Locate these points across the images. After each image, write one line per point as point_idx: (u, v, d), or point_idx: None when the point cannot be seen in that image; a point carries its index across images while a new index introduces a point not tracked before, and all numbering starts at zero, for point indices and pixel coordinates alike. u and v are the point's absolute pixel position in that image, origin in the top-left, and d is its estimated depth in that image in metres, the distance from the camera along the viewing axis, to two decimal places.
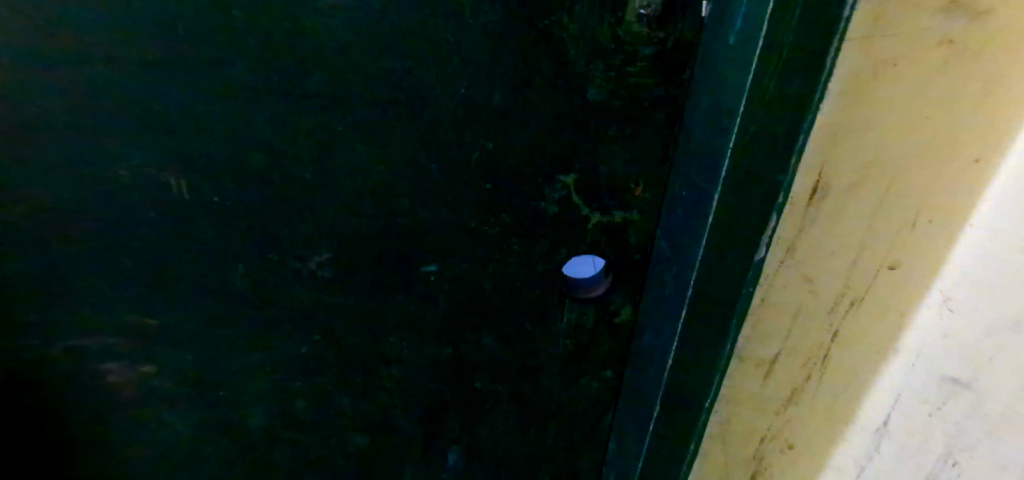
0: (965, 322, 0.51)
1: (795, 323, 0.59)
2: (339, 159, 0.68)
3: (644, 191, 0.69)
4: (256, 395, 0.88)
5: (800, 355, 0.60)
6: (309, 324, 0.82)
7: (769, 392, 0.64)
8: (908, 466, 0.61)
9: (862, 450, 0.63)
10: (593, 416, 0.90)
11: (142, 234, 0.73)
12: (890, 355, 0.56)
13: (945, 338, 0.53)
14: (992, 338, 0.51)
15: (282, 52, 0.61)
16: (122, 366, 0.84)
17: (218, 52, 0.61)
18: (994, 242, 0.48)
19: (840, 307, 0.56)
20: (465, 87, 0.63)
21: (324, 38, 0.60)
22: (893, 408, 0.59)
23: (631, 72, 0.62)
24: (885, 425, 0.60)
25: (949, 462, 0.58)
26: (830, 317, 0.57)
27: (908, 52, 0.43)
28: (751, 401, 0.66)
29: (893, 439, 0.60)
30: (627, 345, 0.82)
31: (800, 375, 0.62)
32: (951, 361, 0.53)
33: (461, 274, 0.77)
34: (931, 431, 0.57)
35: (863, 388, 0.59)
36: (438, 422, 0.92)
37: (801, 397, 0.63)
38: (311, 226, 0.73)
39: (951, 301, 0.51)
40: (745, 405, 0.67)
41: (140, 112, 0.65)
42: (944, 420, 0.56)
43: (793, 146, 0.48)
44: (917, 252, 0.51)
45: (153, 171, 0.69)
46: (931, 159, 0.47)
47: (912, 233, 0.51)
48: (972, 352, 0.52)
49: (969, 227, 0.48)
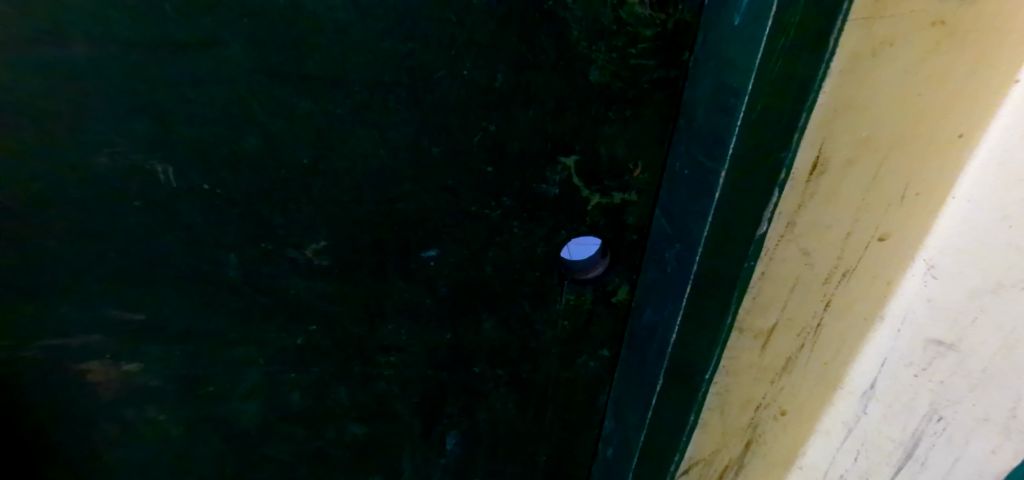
0: (947, 286, 0.57)
1: (793, 293, 0.60)
2: (338, 144, 0.67)
3: (642, 172, 0.71)
4: (250, 388, 0.86)
5: (795, 327, 0.63)
6: (305, 314, 0.80)
7: (767, 361, 0.66)
8: (896, 425, 0.65)
9: (852, 412, 0.68)
10: (590, 395, 0.92)
11: (125, 224, 0.70)
12: (877, 321, 0.62)
13: (929, 302, 0.58)
14: (975, 300, 0.55)
15: (278, 31, 0.59)
16: (104, 365, 0.80)
17: (211, 32, 0.59)
18: (975, 209, 0.53)
19: (833, 278, 0.59)
20: (468, 68, 0.63)
21: (322, 17, 0.59)
22: (881, 371, 0.64)
23: (632, 53, 0.63)
24: (871, 389, 0.65)
25: (935, 418, 0.61)
26: (825, 288, 0.60)
27: (907, 30, 0.46)
28: (749, 372, 0.68)
29: (879, 401, 0.65)
30: (623, 324, 0.84)
31: (795, 344, 0.64)
32: (933, 323, 0.58)
33: (461, 258, 0.77)
34: (916, 393, 0.62)
35: (852, 355, 0.65)
36: (437, 408, 0.92)
37: (795, 365, 0.66)
38: (308, 212, 0.72)
39: (934, 268, 0.57)
40: (744, 375, 0.68)
41: (124, 95, 0.62)
42: (929, 380, 0.60)
43: (796, 125, 0.50)
44: (904, 225, 0.56)
45: (139, 159, 0.66)
46: (921, 133, 0.51)
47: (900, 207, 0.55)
48: (954, 314, 0.57)
49: (951, 201, 0.55)
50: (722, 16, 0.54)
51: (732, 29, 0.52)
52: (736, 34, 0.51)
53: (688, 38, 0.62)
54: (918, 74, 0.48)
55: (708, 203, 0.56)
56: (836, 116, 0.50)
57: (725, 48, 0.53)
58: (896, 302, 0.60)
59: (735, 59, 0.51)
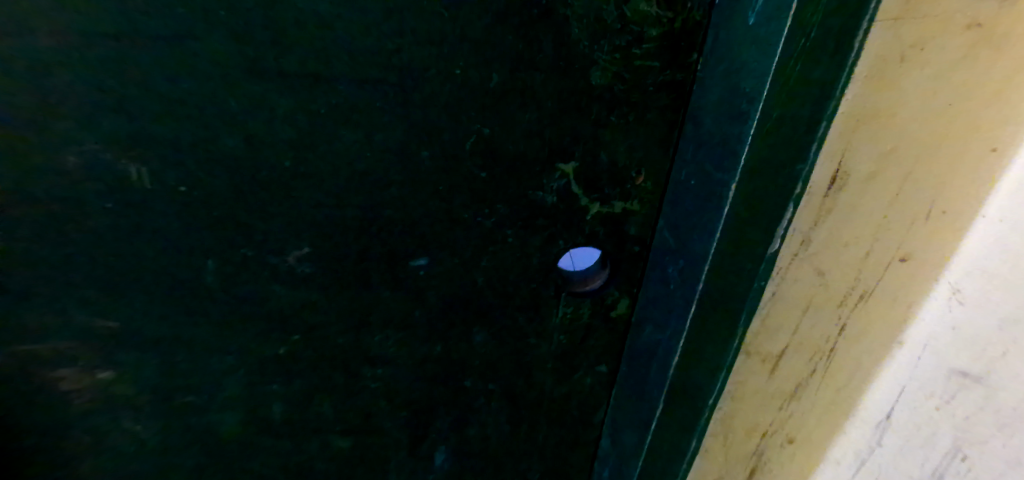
0: (978, 314, 0.45)
1: (805, 315, 0.57)
2: (321, 146, 0.63)
3: (645, 181, 0.67)
4: (229, 399, 0.82)
5: (807, 350, 0.58)
6: (288, 323, 0.76)
7: (776, 385, 0.63)
8: (913, 461, 0.54)
9: (862, 443, 0.56)
10: (586, 412, 0.88)
11: (96, 227, 0.66)
12: (894, 348, 0.50)
13: (954, 331, 0.47)
14: (1007, 330, 0.45)
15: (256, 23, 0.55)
16: (78, 373, 0.76)
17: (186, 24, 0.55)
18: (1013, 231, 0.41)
19: (849, 300, 0.53)
20: (460, 67, 0.59)
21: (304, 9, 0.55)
22: (897, 402, 0.52)
23: (637, 54, 0.59)
24: (887, 419, 0.54)
25: (957, 457, 0.52)
26: (839, 310, 0.54)
27: (938, 35, 0.41)
28: (759, 395, 0.65)
29: (897, 432, 0.54)
30: (622, 339, 0.79)
31: (806, 369, 0.59)
32: (957, 352, 0.48)
33: (452, 268, 0.73)
34: (938, 427, 0.52)
35: (864, 385, 0.53)
36: (426, 422, 0.88)
37: (805, 392, 0.60)
38: (289, 217, 0.68)
39: (959, 294, 0.45)
40: (752, 397, 0.66)
41: (92, 90, 0.58)
42: (951, 415, 0.50)
43: (815, 134, 0.46)
44: (926, 243, 0.46)
45: (112, 159, 0.62)
46: (948, 143, 0.43)
47: (925, 226, 0.46)
48: (983, 345, 0.46)
49: (982, 219, 0.42)
50: (736, 14, 0.50)
51: (747, 29, 0.47)
52: (751, 35, 0.46)
53: (698, 38, 0.57)
54: (950, 82, 0.42)
55: (716, 217, 0.52)
56: (857, 127, 0.48)
57: (738, 49, 0.49)
58: (915, 328, 0.48)
59: (750, 61, 0.46)
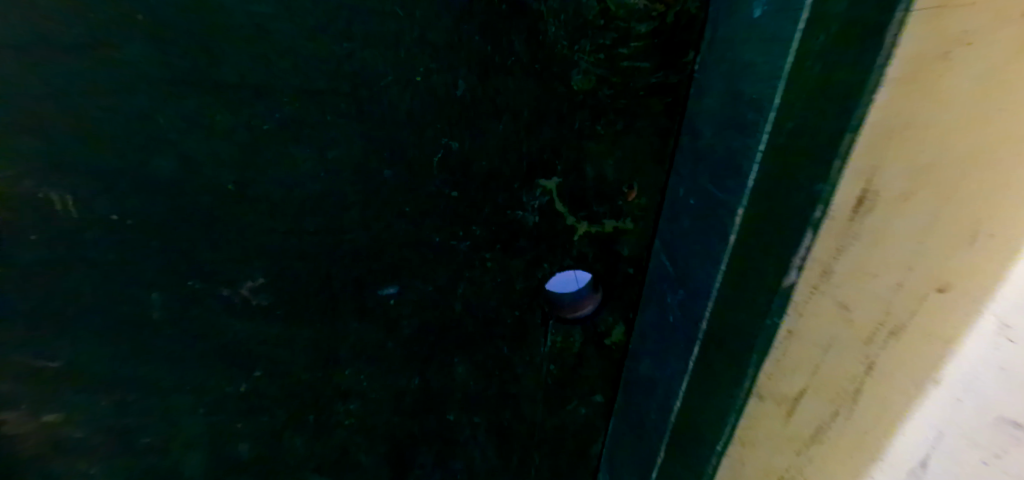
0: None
1: (824, 360, 0.42)
2: (269, 165, 0.56)
3: (639, 197, 0.59)
4: (185, 441, 0.73)
5: (824, 402, 0.43)
6: (248, 359, 0.69)
7: (790, 433, 0.47)
8: None
9: None
10: (582, 446, 0.79)
11: (21, 260, 0.58)
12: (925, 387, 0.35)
13: (1002, 373, 0.31)
14: None
15: (191, 28, 0.50)
16: (19, 416, 0.67)
17: (115, 29, 0.50)
18: None
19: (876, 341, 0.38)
20: (422, 73, 0.52)
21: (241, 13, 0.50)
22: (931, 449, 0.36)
23: (623, 54, 0.51)
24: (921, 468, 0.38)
25: None
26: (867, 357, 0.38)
27: (994, 19, 0.28)
28: (765, 448, 0.50)
29: None
30: (619, 368, 0.71)
31: (823, 422, 0.43)
32: (1009, 398, 0.31)
33: (426, 296, 0.65)
34: None
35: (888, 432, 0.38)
36: (407, 460, 0.79)
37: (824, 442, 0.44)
38: (239, 245, 0.60)
39: (1010, 331, 0.30)
40: (759, 449, 0.50)
41: (11, 108, 0.52)
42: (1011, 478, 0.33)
43: (840, 150, 0.37)
44: (980, 275, 0.31)
45: (32, 185, 0.55)
46: (1007, 154, 0.29)
47: (971, 253, 0.31)
48: None
49: None
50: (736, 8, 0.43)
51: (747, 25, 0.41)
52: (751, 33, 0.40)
53: (692, 36, 0.50)
54: (1009, 72, 0.28)
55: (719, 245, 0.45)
56: (893, 135, 0.34)
57: (739, 48, 0.42)
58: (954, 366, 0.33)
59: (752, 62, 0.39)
